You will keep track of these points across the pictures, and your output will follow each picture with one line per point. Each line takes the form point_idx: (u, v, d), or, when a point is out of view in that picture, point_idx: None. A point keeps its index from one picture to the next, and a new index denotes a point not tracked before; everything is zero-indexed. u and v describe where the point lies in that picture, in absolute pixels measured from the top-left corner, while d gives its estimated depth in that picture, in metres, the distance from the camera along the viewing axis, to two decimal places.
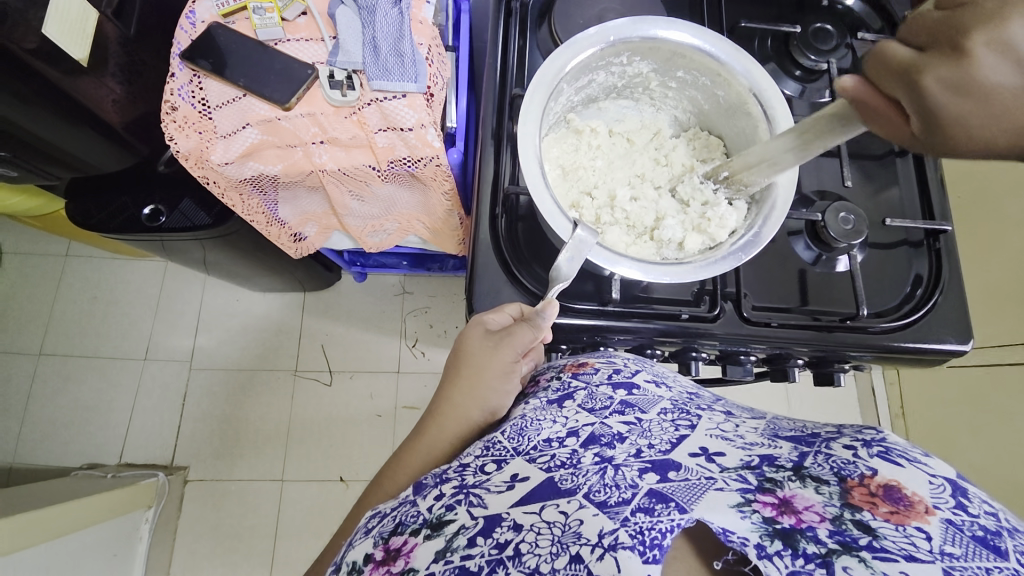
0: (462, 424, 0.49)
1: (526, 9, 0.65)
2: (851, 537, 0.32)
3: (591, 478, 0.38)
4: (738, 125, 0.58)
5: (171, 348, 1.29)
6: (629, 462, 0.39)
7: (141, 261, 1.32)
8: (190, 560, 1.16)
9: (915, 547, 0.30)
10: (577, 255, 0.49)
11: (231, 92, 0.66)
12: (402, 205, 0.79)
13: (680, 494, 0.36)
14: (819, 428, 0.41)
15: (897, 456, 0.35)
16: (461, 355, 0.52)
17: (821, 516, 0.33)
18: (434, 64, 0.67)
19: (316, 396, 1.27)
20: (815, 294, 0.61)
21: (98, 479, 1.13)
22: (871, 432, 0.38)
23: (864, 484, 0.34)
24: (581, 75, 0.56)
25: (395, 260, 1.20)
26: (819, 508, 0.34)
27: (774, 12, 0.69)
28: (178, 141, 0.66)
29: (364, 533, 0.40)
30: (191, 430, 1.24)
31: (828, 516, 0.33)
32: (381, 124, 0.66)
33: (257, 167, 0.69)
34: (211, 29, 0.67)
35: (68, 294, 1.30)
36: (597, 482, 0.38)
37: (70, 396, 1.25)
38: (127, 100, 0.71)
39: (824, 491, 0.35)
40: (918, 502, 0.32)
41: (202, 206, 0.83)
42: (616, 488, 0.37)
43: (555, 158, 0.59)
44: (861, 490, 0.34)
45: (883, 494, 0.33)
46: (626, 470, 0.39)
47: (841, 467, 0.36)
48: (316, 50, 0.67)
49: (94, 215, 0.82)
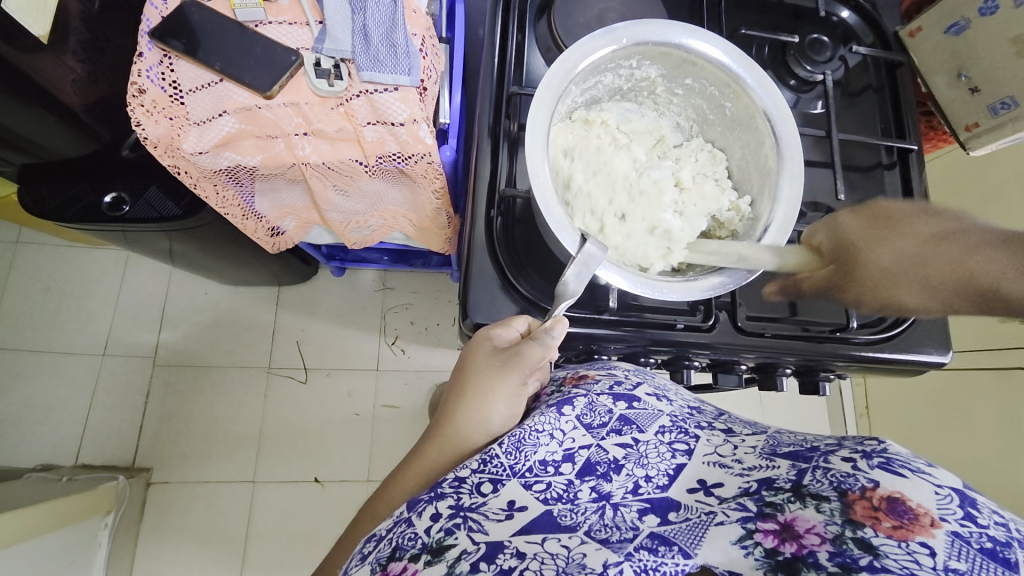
0: (466, 448, 0.46)
1: (525, 3, 0.63)
2: (851, 558, 0.32)
3: (591, 517, 0.39)
4: (743, 138, 0.57)
5: (133, 343, 1.21)
6: (627, 502, 0.40)
7: (100, 250, 1.24)
8: (154, 566, 1.11)
9: (917, 565, 0.29)
10: (586, 269, 0.48)
11: (207, 77, 0.61)
12: (389, 201, 0.76)
13: (683, 538, 0.36)
14: (819, 441, 0.40)
15: (899, 466, 0.34)
16: (466, 372, 0.49)
17: (822, 537, 0.33)
18: (428, 56, 0.64)
19: (291, 395, 1.22)
20: (805, 304, 0.62)
21: (53, 483, 1.06)
22: (872, 442, 0.37)
23: (865, 497, 0.33)
24: (589, 77, 0.55)
25: (376, 255, 1.16)
26: (821, 529, 0.33)
27: (771, 19, 0.68)
28: (146, 127, 0.60)
29: (360, 559, 0.38)
30: (155, 430, 1.18)
31: (829, 536, 0.33)
32: (370, 117, 0.62)
33: (234, 158, 0.64)
34: (184, 6, 0.62)
35: (18, 284, 1.21)
36: (597, 521, 0.38)
37: (20, 393, 1.17)
38: (88, 80, 0.66)
39: (824, 509, 0.34)
40: (922, 515, 0.31)
41: (170, 194, 0.77)
42: (616, 529, 0.37)
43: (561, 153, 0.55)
44: (863, 505, 0.33)
45: (886, 507, 0.32)
46: (624, 510, 0.39)
47: (841, 482, 0.35)
48: (300, 35, 0.63)
49: (48, 202, 0.75)
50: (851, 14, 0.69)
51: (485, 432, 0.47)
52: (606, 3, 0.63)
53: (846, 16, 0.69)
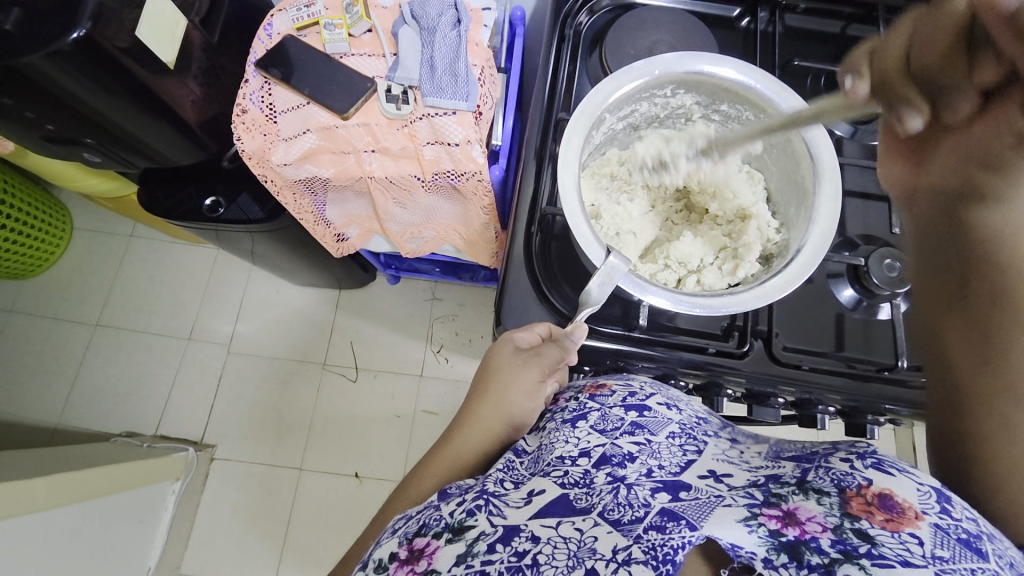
0: (484, 434, 0.52)
1: (578, 37, 0.68)
2: (851, 545, 0.32)
3: (606, 497, 0.39)
4: (783, 159, 0.59)
5: (213, 331, 1.36)
6: (641, 482, 0.39)
7: (196, 247, 1.42)
8: (207, 536, 1.21)
9: (910, 552, 0.30)
10: (608, 280, 0.51)
11: (297, 100, 0.71)
12: (443, 215, 0.82)
13: (692, 512, 0.35)
14: (817, 447, 0.41)
15: (888, 466, 0.36)
16: (490, 367, 0.55)
17: (823, 526, 0.33)
18: (484, 84, 0.70)
19: (341, 391, 1.31)
20: (852, 341, 0.59)
21: (135, 448, 1.20)
22: (863, 446, 0.38)
23: (860, 493, 0.34)
24: (624, 105, 0.59)
25: (429, 266, 1.23)
26: (821, 519, 0.33)
27: (831, 51, 0.68)
28: (245, 141, 0.71)
29: (390, 533, 0.41)
30: (223, 410, 1.30)
31: (830, 525, 0.33)
32: (430, 138, 0.70)
33: (312, 170, 0.73)
34: (285, 41, 0.72)
35: (128, 272, 1.40)
36: (611, 500, 0.38)
37: (118, 365, 1.34)
38: (203, 100, 0.78)
39: (824, 502, 0.35)
40: (908, 509, 0.32)
41: (257, 201, 0.88)
42: (629, 507, 0.37)
43: (591, 193, 0.62)
44: (858, 500, 0.34)
45: (878, 502, 0.33)
46: (638, 489, 0.39)
47: (841, 478, 0.36)
48: (376, 66, 0.72)
49: (161, 202, 0.89)
50: None
51: (506, 422, 0.53)
52: (657, 36, 0.66)
53: None
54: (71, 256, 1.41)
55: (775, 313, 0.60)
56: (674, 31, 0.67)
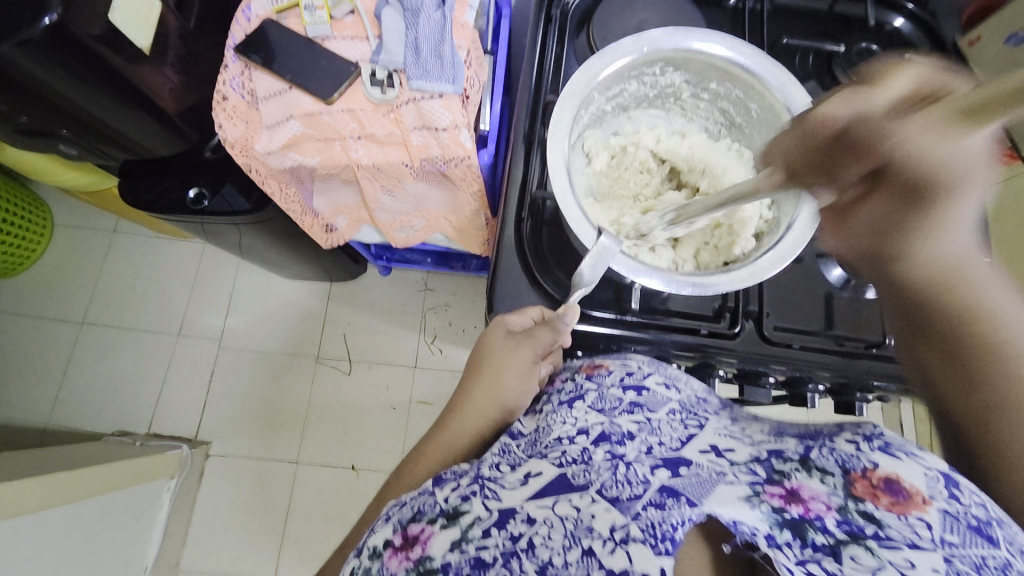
0: (478, 420, 0.52)
1: (565, 16, 0.66)
2: (857, 527, 0.33)
3: (603, 474, 0.38)
4: (772, 135, 0.59)
5: (203, 326, 1.34)
6: (640, 460, 0.39)
7: (182, 242, 1.39)
8: (204, 531, 1.21)
9: (917, 536, 0.32)
10: (600, 262, 0.51)
11: (278, 85, 0.69)
12: (432, 202, 0.81)
13: (692, 489, 0.36)
14: (821, 426, 0.42)
15: (896, 449, 0.36)
16: (482, 353, 0.55)
17: (827, 506, 0.34)
18: (472, 67, 0.69)
19: (335, 383, 1.30)
20: (842, 318, 0.60)
21: (127, 446, 1.19)
22: (870, 427, 0.39)
23: (866, 476, 0.35)
24: (613, 84, 0.59)
25: (420, 255, 1.22)
26: (824, 498, 0.35)
27: (819, 29, 0.68)
28: (226, 129, 0.69)
29: (384, 520, 0.41)
30: (216, 406, 1.29)
31: (834, 505, 0.34)
32: (416, 123, 0.68)
33: (297, 158, 0.71)
34: (264, 24, 0.70)
35: (112, 268, 1.38)
36: (608, 478, 0.38)
37: (106, 363, 1.32)
38: (181, 88, 0.76)
39: (829, 482, 0.36)
40: (916, 494, 0.34)
41: (242, 191, 0.86)
42: (627, 485, 0.37)
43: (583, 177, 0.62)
44: (864, 482, 0.35)
45: (884, 486, 0.34)
46: (637, 466, 0.39)
47: (846, 460, 0.37)
48: (360, 49, 0.70)
49: (143, 195, 0.87)
50: (905, 23, 0.68)
51: (499, 407, 0.53)
52: (644, 16, 0.66)
53: (900, 24, 0.68)
54: (53, 253, 1.38)
55: (765, 293, 0.60)
56: (663, 10, 0.66)
